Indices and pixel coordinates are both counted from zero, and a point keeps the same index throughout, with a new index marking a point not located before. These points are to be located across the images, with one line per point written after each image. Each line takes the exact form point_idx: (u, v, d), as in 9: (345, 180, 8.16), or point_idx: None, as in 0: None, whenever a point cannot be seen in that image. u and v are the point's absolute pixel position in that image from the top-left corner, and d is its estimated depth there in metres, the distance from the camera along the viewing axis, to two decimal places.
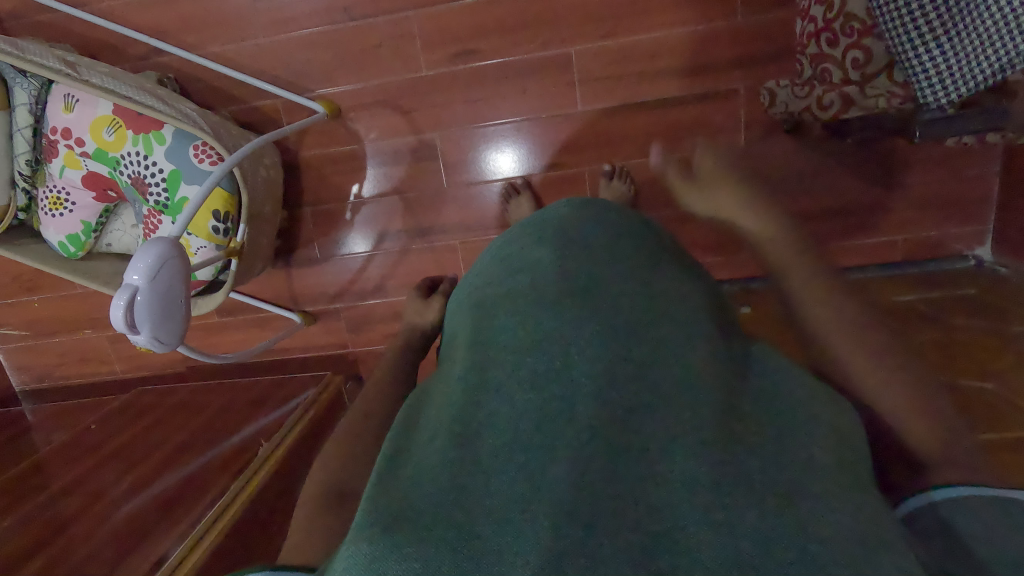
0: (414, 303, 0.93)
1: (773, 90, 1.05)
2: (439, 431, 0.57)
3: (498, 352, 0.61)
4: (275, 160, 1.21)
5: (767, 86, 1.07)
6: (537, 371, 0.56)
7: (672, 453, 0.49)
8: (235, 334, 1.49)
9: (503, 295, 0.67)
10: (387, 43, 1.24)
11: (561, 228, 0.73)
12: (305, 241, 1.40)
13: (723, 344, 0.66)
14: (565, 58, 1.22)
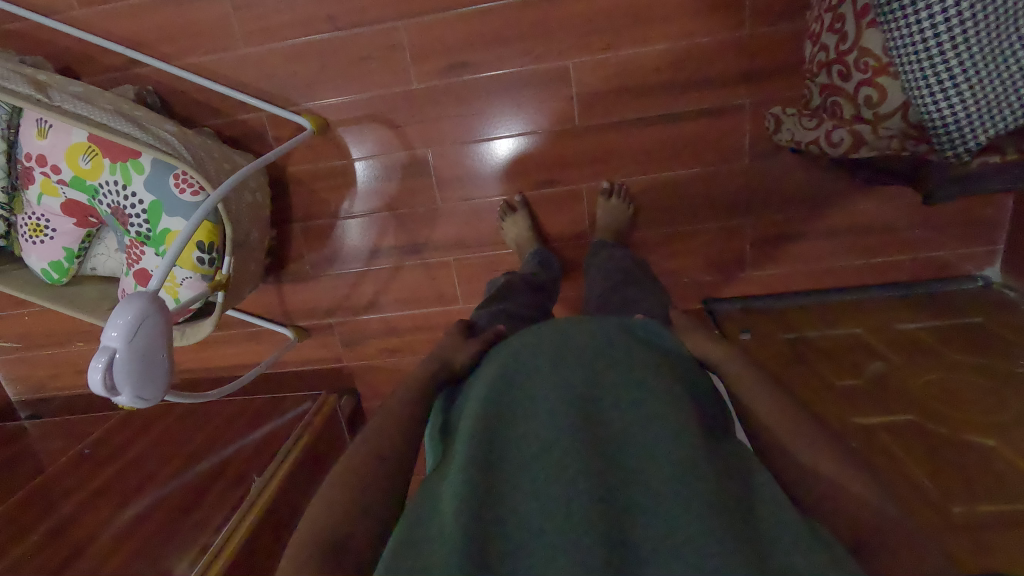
0: (454, 341, 0.87)
1: (780, 116, 1.00)
2: (439, 518, 0.55)
3: (500, 438, 0.60)
4: (260, 181, 1.17)
5: (775, 112, 1.02)
6: (540, 463, 0.56)
7: (672, 554, 0.48)
8: (228, 347, 1.48)
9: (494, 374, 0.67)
10: (374, 55, 1.18)
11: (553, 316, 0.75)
12: (296, 256, 1.36)
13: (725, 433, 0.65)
14: (561, 72, 1.16)
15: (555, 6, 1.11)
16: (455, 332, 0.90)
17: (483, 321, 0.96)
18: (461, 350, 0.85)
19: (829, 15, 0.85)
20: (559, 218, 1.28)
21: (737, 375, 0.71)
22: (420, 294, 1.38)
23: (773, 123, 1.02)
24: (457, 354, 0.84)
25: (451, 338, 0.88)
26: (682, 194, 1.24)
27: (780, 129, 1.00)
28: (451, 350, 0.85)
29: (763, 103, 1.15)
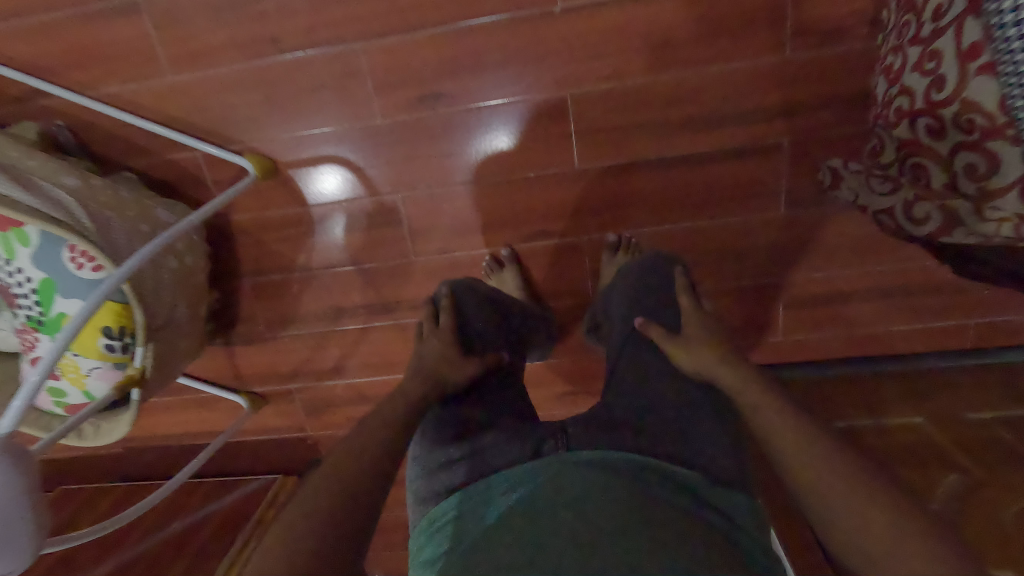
0: (450, 356, 0.76)
1: (839, 171, 0.81)
2: None
3: None
4: (193, 240, 0.96)
5: (830, 164, 0.82)
6: None
7: None
8: (173, 414, 1.27)
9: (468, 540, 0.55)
10: (329, 83, 0.96)
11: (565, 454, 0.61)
12: (247, 315, 1.16)
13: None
14: (558, 104, 0.95)
15: (548, 24, 0.90)
16: (449, 337, 0.79)
17: (476, 328, 0.84)
18: (462, 371, 0.75)
19: (898, 42, 0.68)
20: (554, 273, 1.07)
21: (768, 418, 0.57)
22: (394, 357, 1.17)
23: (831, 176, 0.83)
24: (454, 375, 0.74)
25: (445, 351, 0.77)
26: (704, 247, 1.03)
27: (843, 189, 0.81)
28: (446, 368, 0.74)
29: (804, 141, 0.94)
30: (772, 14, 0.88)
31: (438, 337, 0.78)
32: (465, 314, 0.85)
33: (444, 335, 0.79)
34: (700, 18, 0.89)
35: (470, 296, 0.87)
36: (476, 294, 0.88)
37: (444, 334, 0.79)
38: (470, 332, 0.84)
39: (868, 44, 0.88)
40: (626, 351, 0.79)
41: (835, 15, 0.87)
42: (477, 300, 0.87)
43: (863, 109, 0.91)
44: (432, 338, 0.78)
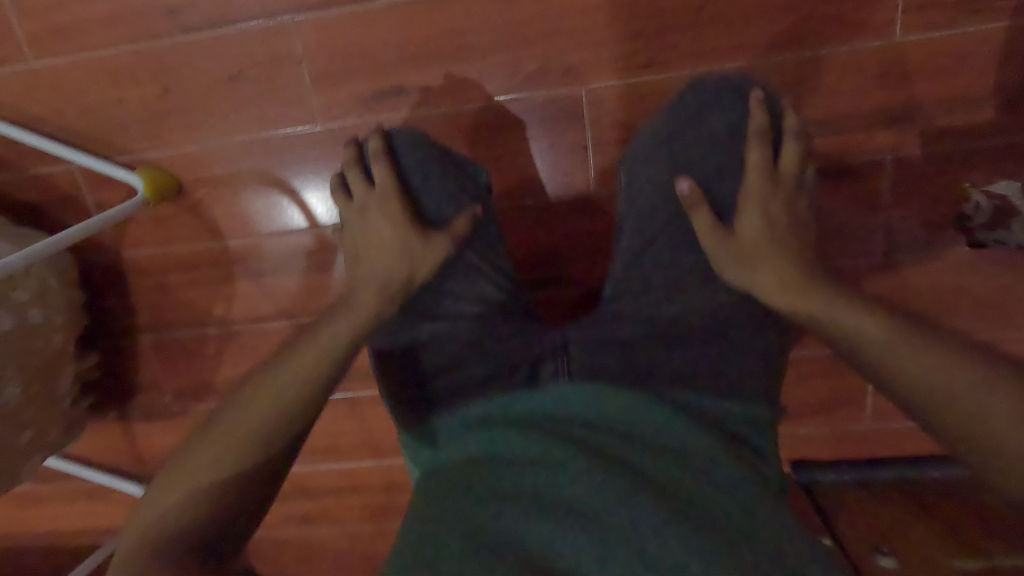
0: (407, 238, 0.55)
1: (1013, 200, 0.62)
2: None
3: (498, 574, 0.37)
4: (47, 284, 0.68)
5: (996, 191, 0.63)
6: None
7: None
8: (54, 509, 0.96)
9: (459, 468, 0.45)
10: (252, 73, 0.70)
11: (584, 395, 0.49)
12: (147, 383, 0.87)
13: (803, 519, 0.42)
14: (568, 104, 0.68)
15: None
16: (401, 217, 0.56)
17: (432, 195, 0.60)
18: (426, 250, 0.55)
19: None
20: (554, 277, 0.74)
21: (920, 349, 0.40)
22: (345, 439, 0.88)
23: (990, 212, 0.63)
24: (416, 263, 0.55)
25: (395, 235, 0.55)
26: None
27: (1014, 227, 0.63)
28: (404, 255, 0.55)
29: (915, 159, 0.67)
30: None
31: (386, 212, 0.56)
32: (413, 181, 0.59)
33: (394, 209, 0.56)
34: None
35: (414, 154, 0.60)
36: (422, 149, 0.60)
37: (394, 209, 0.56)
38: (427, 202, 0.59)
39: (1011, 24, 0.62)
40: (663, 235, 0.58)
41: None
42: (423, 155, 0.60)
43: (1000, 116, 0.64)
44: (375, 213, 0.56)
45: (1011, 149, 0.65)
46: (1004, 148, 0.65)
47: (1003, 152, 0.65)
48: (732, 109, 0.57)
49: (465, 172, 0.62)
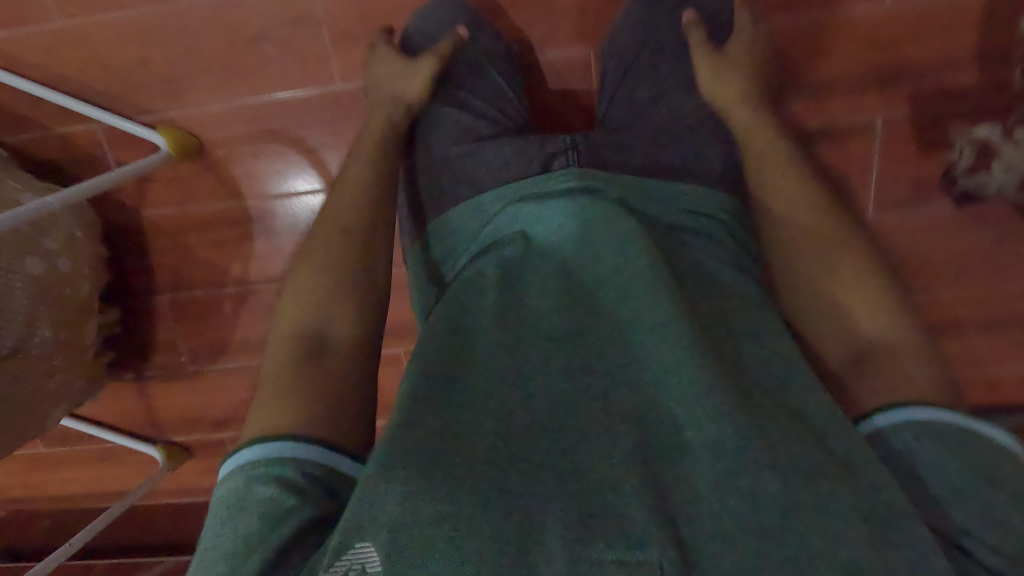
0: (399, 64, 0.63)
1: (995, 142, 0.56)
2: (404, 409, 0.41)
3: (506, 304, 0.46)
4: (74, 239, 0.69)
5: (980, 135, 0.56)
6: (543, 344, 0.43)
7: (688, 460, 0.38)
8: (69, 471, 0.98)
9: (458, 290, 0.48)
10: (272, 35, 0.72)
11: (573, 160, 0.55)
12: (162, 344, 0.89)
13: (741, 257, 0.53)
14: (576, 67, 0.72)
15: None
16: (404, 68, 0.63)
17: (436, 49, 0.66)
18: (412, 70, 0.62)
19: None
20: None
21: (792, 222, 0.54)
22: None
23: (972, 153, 0.58)
24: (405, 80, 0.62)
25: (394, 62, 0.63)
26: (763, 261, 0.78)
27: (992, 171, 0.57)
28: (407, 93, 0.62)
29: (902, 120, 0.71)
30: None
31: (384, 52, 0.64)
32: (424, 37, 0.66)
33: (391, 50, 0.64)
34: None
35: (429, 14, 0.67)
36: (441, 9, 0.67)
37: (391, 49, 0.64)
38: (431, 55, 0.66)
39: None
40: (653, 99, 0.64)
41: None
42: (437, 11, 0.67)
43: (982, 78, 0.68)
44: (385, 71, 0.63)
45: (993, 110, 0.69)
46: (986, 110, 0.69)
47: (985, 113, 0.69)
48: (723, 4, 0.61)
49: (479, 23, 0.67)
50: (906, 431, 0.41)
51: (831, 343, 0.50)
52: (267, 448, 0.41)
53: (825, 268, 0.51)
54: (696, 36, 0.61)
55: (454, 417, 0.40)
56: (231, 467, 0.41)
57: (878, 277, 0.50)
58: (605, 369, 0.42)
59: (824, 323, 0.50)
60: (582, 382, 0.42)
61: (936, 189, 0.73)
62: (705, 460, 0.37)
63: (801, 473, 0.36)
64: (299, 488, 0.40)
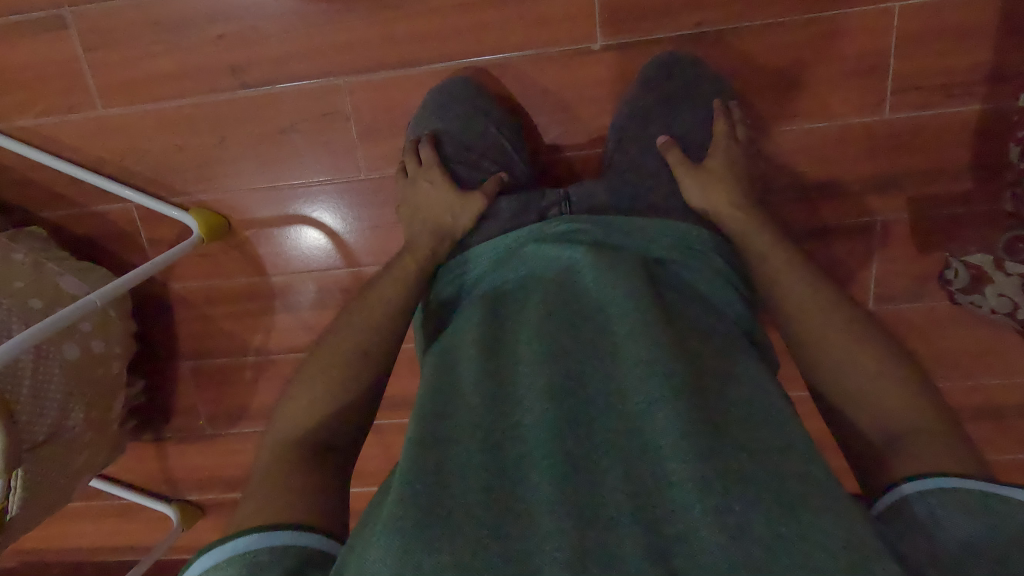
0: (446, 195, 0.63)
1: (986, 270, 0.60)
2: (411, 462, 0.44)
3: (508, 363, 0.50)
4: (108, 317, 0.72)
5: (971, 260, 0.61)
6: (537, 396, 0.47)
7: (674, 504, 0.40)
8: (85, 525, 1.00)
9: (464, 350, 0.52)
10: (302, 128, 0.77)
11: (570, 223, 0.58)
12: (182, 407, 0.91)
13: (734, 311, 0.55)
14: (591, 164, 0.75)
15: (583, 65, 0.72)
16: (440, 179, 0.64)
17: (464, 154, 0.68)
18: (463, 206, 0.63)
19: None
20: None
21: (791, 299, 0.54)
22: (367, 465, 0.94)
23: (967, 278, 0.62)
24: (457, 214, 0.62)
25: (438, 190, 0.64)
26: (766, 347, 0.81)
27: (986, 294, 0.61)
28: (445, 207, 0.62)
29: (902, 221, 0.74)
30: (867, 64, 0.69)
31: (431, 182, 0.64)
32: (449, 140, 0.68)
33: (438, 178, 0.64)
34: (776, 61, 0.70)
35: (440, 109, 0.70)
36: (451, 100, 0.70)
37: (437, 178, 0.64)
38: (462, 162, 0.67)
39: (990, 104, 0.69)
40: None
41: (950, 67, 0.68)
42: (448, 106, 0.70)
43: (980, 185, 0.72)
44: (420, 183, 0.65)
45: (989, 215, 0.72)
46: (983, 214, 0.72)
47: (982, 217, 0.72)
48: (728, 118, 0.65)
49: (489, 111, 0.71)
50: (935, 499, 0.41)
51: (873, 426, 0.48)
52: (268, 536, 0.42)
53: (851, 348, 0.51)
54: (676, 154, 0.63)
55: (453, 472, 0.44)
56: (226, 555, 0.41)
57: (881, 359, 0.50)
58: (590, 411, 0.46)
59: (859, 403, 0.49)
60: (568, 422, 0.45)
61: (933, 285, 0.76)
62: (686, 492, 0.40)
63: (781, 508, 0.39)
64: (302, 570, 0.41)
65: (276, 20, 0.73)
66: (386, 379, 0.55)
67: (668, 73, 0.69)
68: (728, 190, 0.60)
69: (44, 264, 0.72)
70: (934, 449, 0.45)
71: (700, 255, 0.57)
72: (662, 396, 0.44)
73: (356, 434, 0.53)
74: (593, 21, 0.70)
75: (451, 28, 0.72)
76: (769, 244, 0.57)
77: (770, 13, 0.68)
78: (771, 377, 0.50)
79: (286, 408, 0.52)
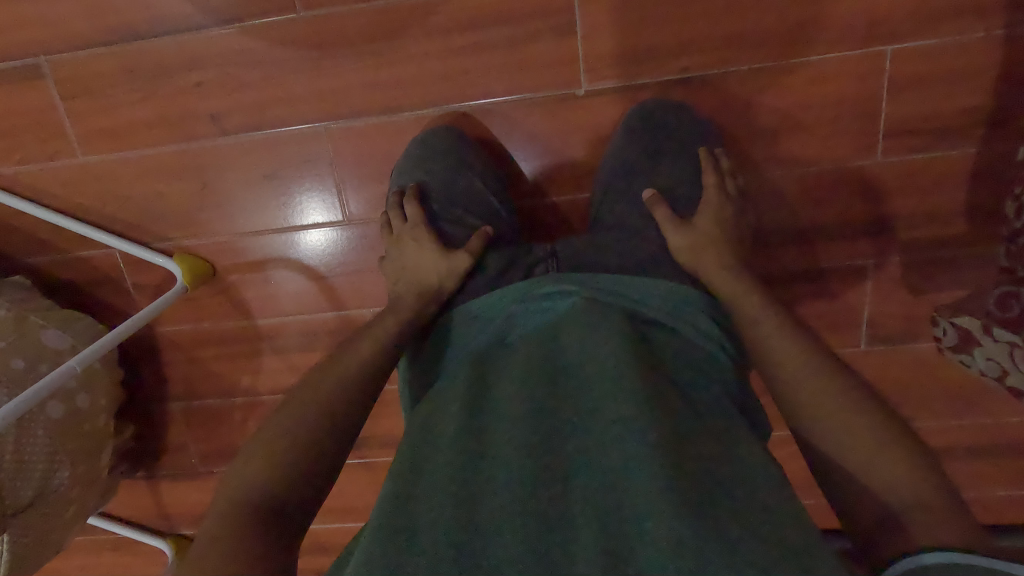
0: (432, 254, 0.62)
1: (975, 333, 0.59)
2: (386, 524, 0.44)
3: (492, 422, 0.50)
4: (93, 369, 0.72)
5: (960, 321, 0.61)
6: (517, 454, 0.46)
7: (646, 565, 0.39)
8: (81, 558, 1.01)
9: (447, 408, 0.52)
10: (285, 173, 0.75)
11: (558, 277, 0.58)
12: (173, 445, 0.92)
13: (722, 375, 0.54)
14: (577, 209, 0.74)
15: (567, 110, 0.70)
16: (426, 236, 0.63)
17: (449, 208, 0.67)
18: (449, 265, 0.62)
19: None
20: None
21: (784, 359, 0.51)
22: (359, 501, 0.94)
23: (956, 337, 0.62)
24: (443, 274, 0.61)
25: (424, 248, 0.63)
26: None
27: (975, 355, 0.60)
28: (429, 267, 0.62)
29: (895, 265, 0.73)
30: (859, 109, 0.67)
31: (416, 240, 0.63)
32: (434, 194, 0.67)
33: (423, 237, 0.63)
34: (766, 105, 0.68)
35: (424, 158, 0.69)
36: (435, 148, 0.69)
37: (423, 237, 0.63)
38: (448, 218, 0.66)
39: (987, 148, 0.67)
40: None
41: (945, 110, 0.66)
42: (432, 157, 0.69)
43: (975, 229, 0.70)
44: (405, 240, 0.64)
45: (984, 259, 0.71)
46: (977, 258, 0.71)
47: (977, 260, 0.71)
48: (715, 170, 0.64)
49: (473, 160, 0.69)
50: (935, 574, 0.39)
51: (874, 494, 0.45)
52: None
53: (849, 412, 0.48)
54: (663, 212, 0.62)
55: (425, 531, 0.43)
56: None
57: (881, 427, 0.47)
58: (567, 469, 0.45)
59: (854, 473, 0.46)
60: (546, 482, 0.45)
61: (927, 328, 0.75)
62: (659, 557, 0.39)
63: (752, 570, 0.37)
64: None
65: (255, 67, 0.71)
66: (354, 434, 0.53)
67: (654, 121, 0.67)
68: (716, 247, 0.59)
69: (26, 316, 0.72)
70: (933, 525, 0.42)
71: (689, 311, 0.56)
72: (639, 453, 0.43)
73: (318, 493, 0.50)
74: (577, 66, 0.69)
75: (432, 75, 0.70)
76: (757, 302, 0.55)
77: (759, 58, 0.66)
78: (755, 445, 0.48)
79: (249, 464, 0.49)
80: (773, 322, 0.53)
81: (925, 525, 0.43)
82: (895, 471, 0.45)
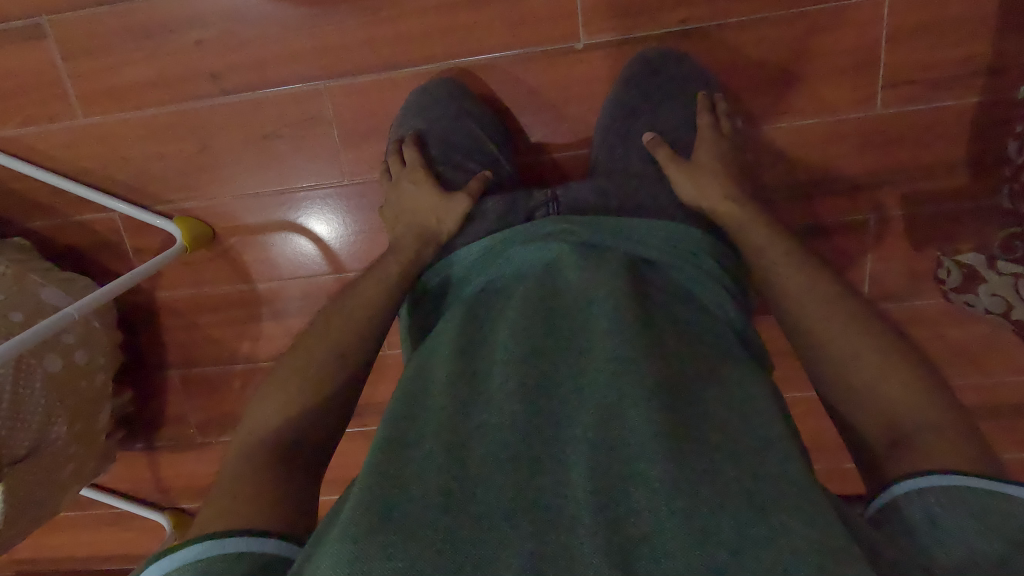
0: (431, 199, 0.62)
1: (979, 270, 0.60)
2: (377, 465, 0.43)
3: (486, 366, 0.48)
4: (91, 328, 0.71)
5: (965, 260, 0.61)
6: (510, 395, 0.45)
7: (640, 503, 0.38)
8: (78, 534, 1.00)
9: (442, 352, 0.50)
10: (284, 134, 0.76)
11: (558, 222, 0.56)
12: (172, 415, 0.91)
13: (723, 315, 0.53)
14: (578, 165, 0.74)
15: (567, 64, 0.71)
16: (425, 182, 0.63)
17: (449, 157, 0.67)
18: (449, 209, 0.61)
19: None
20: None
21: (788, 286, 0.51)
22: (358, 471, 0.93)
23: (960, 277, 0.62)
24: (442, 218, 0.61)
25: (423, 193, 0.62)
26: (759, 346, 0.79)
27: (979, 294, 0.60)
28: (428, 211, 0.61)
29: (897, 219, 0.72)
30: (858, 59, 0.67)
31: (416, 185, 0.63)
32: (434, 143, 0.67)
33: (423, 181, 0.63)
34: (765, 57, 0.68)
35: (424, 109, 0.69)
36: (435, 99, 0.69)
37: (422, 183, 0.63)
38: (448, 166, 0.66)
39: (988, 97, 0.67)
40: None
41: (945, 59, 0.66)
42: (433, 108, 0.69)
43: (977, 179, 0.70)
44: (405, 183, 0.64)
45: (987, 210, 0.70)
46: (980, 209, 0.71)
47: (980, 211, 0.71)
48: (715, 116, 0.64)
49: (474, 112, 0.70)
50: (931, 497, 0.38)
51: (883, 415, 0.44)
52: (221, 544, 0.40)
53: (855, 334, 0.47)
54: (664, 152, 0.62)
55: (416, 470, 0.42)
56: (173, 566, 0.38)
57: (889, 346, 0.46)
58: (563, 410, 0.44)
59: (861, 394, 0.46)
60: (541, 424, 0.43)
61: (930, 283, 0.74)
62: (654, 496, 0.38)
63: (751, 509, 0.37)
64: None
65: (256, 24, 0.72)
66: (358, 376, 0.53)
67: (653, 71, 0.67)
68: (719, 187, 0.58)
69: (26, 275, 0.71)
70: (942, 440, 0.42)
71: (689, 255, 0.55)
72: (636, 394, 0.42)
73: (327, 437, 0.50)
74: (577, 19, 0.69)
75: (432, 29, 0.70)
76: (762, 235, 0.54)
77: (758, 9, 0.66)
78: (759, 381, 0.48)
79: (261, 408, 0.50)
80: (776, 249, 0.53)
81: (932, 439, 0.42)
82: (901, 388, 0.44)
